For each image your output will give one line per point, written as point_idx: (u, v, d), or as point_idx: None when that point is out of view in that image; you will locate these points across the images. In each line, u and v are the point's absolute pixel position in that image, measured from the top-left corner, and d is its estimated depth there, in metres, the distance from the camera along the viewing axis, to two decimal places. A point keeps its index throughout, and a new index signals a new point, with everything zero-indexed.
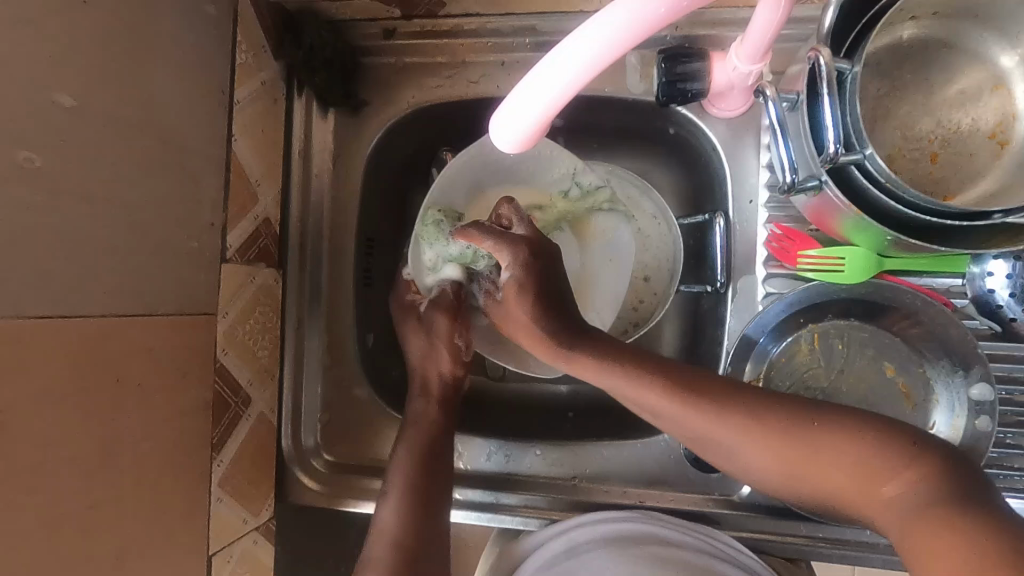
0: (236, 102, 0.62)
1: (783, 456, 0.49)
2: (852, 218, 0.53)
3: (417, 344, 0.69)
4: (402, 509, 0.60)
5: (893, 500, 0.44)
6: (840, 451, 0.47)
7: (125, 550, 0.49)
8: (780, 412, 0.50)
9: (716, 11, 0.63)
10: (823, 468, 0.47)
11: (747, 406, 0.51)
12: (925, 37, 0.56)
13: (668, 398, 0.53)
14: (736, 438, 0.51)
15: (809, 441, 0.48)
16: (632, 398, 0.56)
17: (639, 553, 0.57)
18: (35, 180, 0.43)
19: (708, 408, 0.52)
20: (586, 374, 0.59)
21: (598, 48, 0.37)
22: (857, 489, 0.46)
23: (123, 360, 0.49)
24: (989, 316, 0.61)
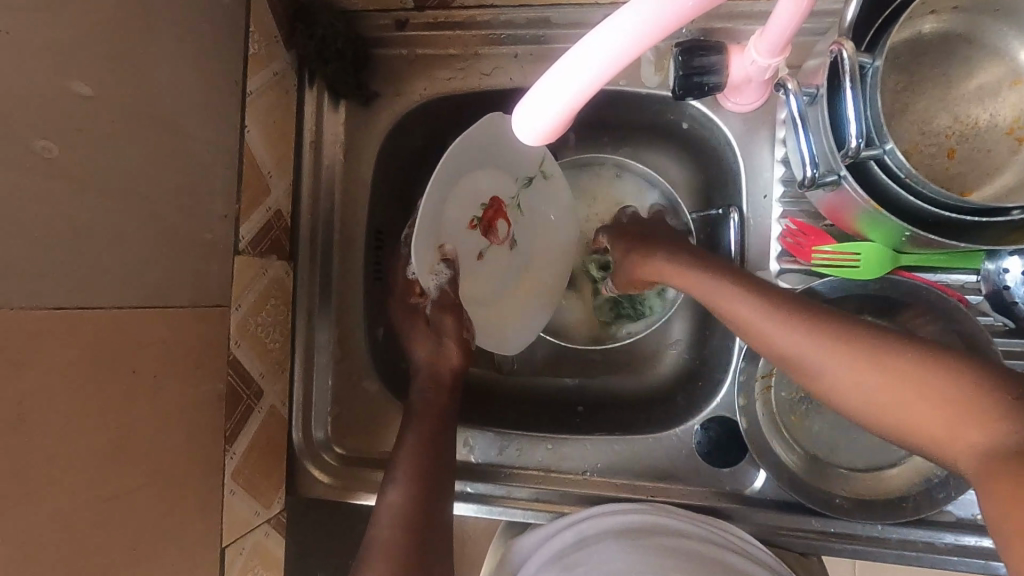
0: (249, 92, 0.61)
1: (871, 379, 0.46)
2: (869, 213, 0.53)
3: (425, 343, 0.67)
4: (405, 490, 0.59)
5: (976, 446, 0.40)
6: (932, 378, 0.43)
7: (142, 540, 0.49)
8: (874, 338, 0.47)
9: (734, 4, 0.62)
10: (901, 394, 0.44)
11: (850, 329, 0.48)
12: (943, 32, 0.56)
13: (765, 310, 0.53)
14: (817, 353, 0.49)
15: (898, 365, 0.44)
16: (728, 309, 0.56)
17: (646, 544, 0.56)
18: (52, 170, 0.42)
19: (803, 331, 0.50)
20: (693, 288, 0.60)
21: (624, 41, 0.36)
22: (938, 430, 0.42)
23: (138, 352, 0.48)
24: (1003, 311, 0.61)
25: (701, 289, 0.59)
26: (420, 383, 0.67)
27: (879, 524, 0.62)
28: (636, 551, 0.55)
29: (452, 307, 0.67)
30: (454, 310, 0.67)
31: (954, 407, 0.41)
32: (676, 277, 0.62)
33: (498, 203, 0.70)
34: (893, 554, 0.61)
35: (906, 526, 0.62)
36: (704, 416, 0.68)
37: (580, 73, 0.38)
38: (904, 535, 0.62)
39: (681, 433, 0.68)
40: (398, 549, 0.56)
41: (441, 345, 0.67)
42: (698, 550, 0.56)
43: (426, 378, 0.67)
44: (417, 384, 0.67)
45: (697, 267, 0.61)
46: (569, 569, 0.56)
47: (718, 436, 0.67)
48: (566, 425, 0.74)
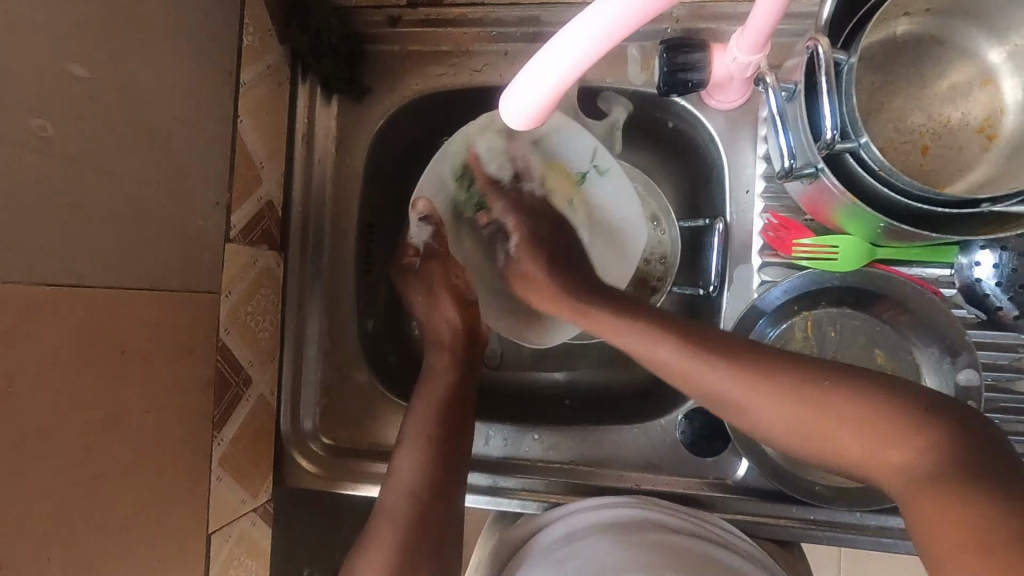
0: (242, 83, 0.62)
1: (792, 408, 0.50)
2: (847, 206, 0.55)
3: (419, 298, 0.73)
4: (421, 464, 0.62)
5: (900, 466, 0.45)
6: (858, 405, 0.47)
7: (128, 521, 0.49)
8: (793, 374, 0.51)
9: (716, 5, 0.64)
10: (829, 425, 0.48)
11: (763, 365, 0.52)
12: (915, 33, 0.58)
13: (690, 355, 0.55)
14: (738, 390, 0.52)
15: (827, 397, 0.49)
16: (644, 354, 0.59)
17: (638, 539, 0.56)
18: (45, 148, 0.43)
19: (730, 365, 0.53)
20: (606, 331, 0.62)
21: (589, 36, 0.39)
22: (868, 454, 0.47)
23: (128, 333, 0.49)
24: (976, 304, 0.62)
25: (638, 339, 0.59)
26: (439, 356, 0.70)
27: (858, 511, 0.63)
28: (626, 547, 0.55)
29: (437, 256, 0.74)
30: (442, 259, 0.74)
31: (892, 428, 0.45)
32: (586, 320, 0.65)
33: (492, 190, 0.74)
34: (870, 541, 0.63)
35: (884, 514, 0.63)
36: (688, 406, 0.69)
37: (550, 66, 0.41)
38: (884, 522, 0.63)
39: (665, 424, 0.69)
40: (405, 526, 0.58)
41: (438, 312, 0.72)
42: (688, 545, 0.57)
43: (435, 341, 0.72)
44: (433, 351, 0.71)
45: (592, 304, 0.64)
46: (560, 563, 0.56)
47: (701, 427, 0.68)
48: (552, 417, 0.74)
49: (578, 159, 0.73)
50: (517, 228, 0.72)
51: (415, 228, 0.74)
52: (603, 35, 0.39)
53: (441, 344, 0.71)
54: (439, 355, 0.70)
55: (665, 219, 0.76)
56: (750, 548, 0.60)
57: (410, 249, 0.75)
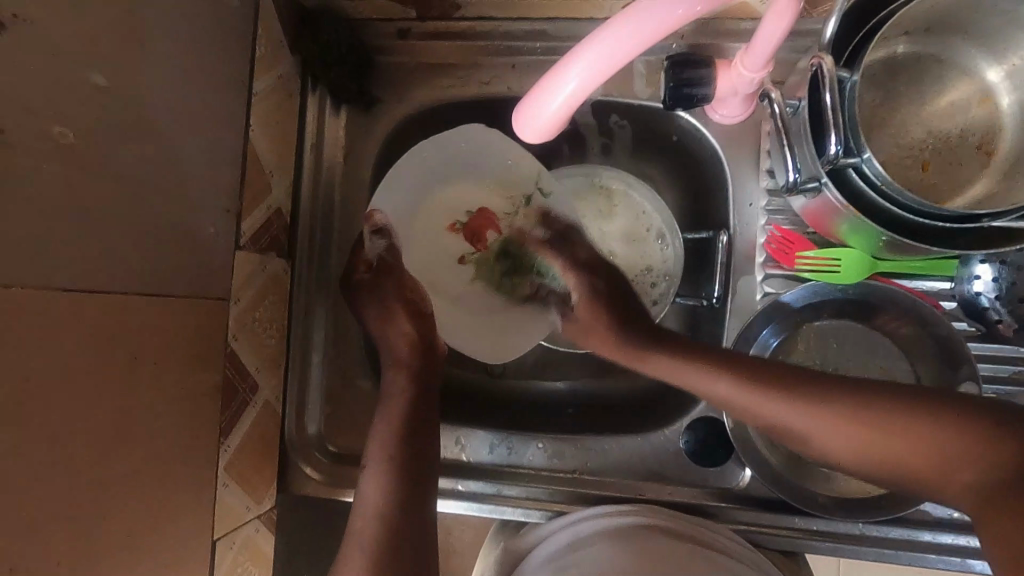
0: (254, 92, 0.63)
1: (852, 436, 0.54)
2: (849, 220, 0.56)
3: (372, 313, 0.70)
4: (382, 484, 0.61)
5: (966, 484, 0.50)
6: (933, 426, 0.51)
7: (135, 526, 0.49)
8: (848, 402, 0.55)
9: (721, 22, 0.66)
10: (895, 446, 0.52)
11: (815, 396, 0.56)
12: (916, 51, 0.60)
13: (738, 390, 0.59)
14: (804, 422, 0.56)
15: (915, 423, 0.52)
16: (699, 388, 0.62)
17: (641, 549, 0.57)
18: (63, 155, 0.43)
19: (795, 402, 0.57)
20: (652, 366, 0.67)
21: (597, 59, 0.40)
22: (934, 469, 0.51)
23: (139, 338, 0.49)
24: (975, 317, 0.63)
25: (696, 378, 0.62)
26: (394, 370, 0.68)
27: (860, 522, 0.63)
28: (627, 560, 0.56)
29: (391, 270, 0.71)
30: (395, 273, 0.72)
31: (969, 446, 0.49)
32: (598, 341, 0.71)
33: (485, 216, 0.75)
34: (873, 552, 0.63)
35: (886, 525, 0.64)
36: (691, 417, 0.70)
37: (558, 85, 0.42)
38: (885, 532, 0.63)
39: (668, 433, 0.70)
40: (373, 545, 0.58)
41: (393, 325, 0.70)
42: (686, 552, 0.58)
43: (392, 357, 0.69)
44: (389, 368, 0.68)
45: (649, 348, 0.67)
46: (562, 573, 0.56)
47: (704, 436, 0.69)
48: (556, 426, 0.75)
49: (524, 184, 0.74)
50: (567, 270, 0.73)
51: (369, 238, 0.70)
52: (611, 58, 0.40)
53: (395, 358, 0.69)
54: (395, 376, 0.68)
55: (670, 236, 0.75)
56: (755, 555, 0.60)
57: (362, 262, 0.71)
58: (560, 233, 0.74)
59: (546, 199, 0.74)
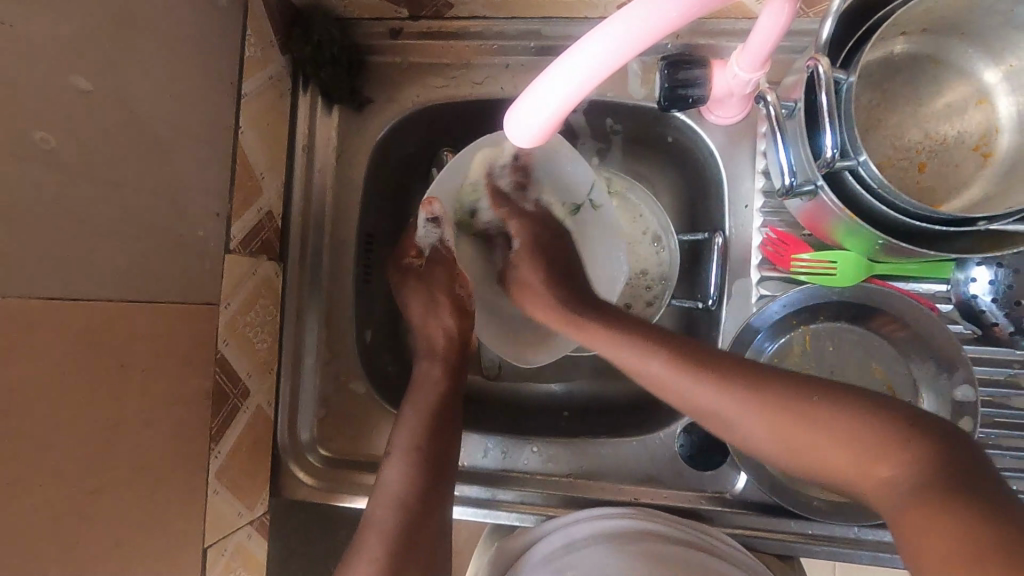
0: (244, 93, 0.62)
1: (777, 424, 0.49)
2: (845, 222, 0.55)
3: (417, 302, 0.71)
4: (409, 475, 0.60)
5: (890, 480, 0.43)
6: (848, 418, 0.46)
7: (124, 536, 0.49)
8: (784, 386, 0.50)
9: (716, 22, 0.65)
10: (807, 435, 0.47)
11: (741, 382, 0.52)
12: (913, 51, 0.59)
13: (666, 364, 0.55)
14: (716, 399, 0.52)
15: (813, 412, 0.47)
16: (632, 369, 0.58)
17: (638, 551, 0.57)
18: (47, 160, 0.43)
19: (706, 381, 0.53)
20: (598, 344, 0.61)
21: (602, 54, 0.39)
22: (854, 466, 0.45)
23: (127, 346, 0.48)
24: (971, 320, 0.63)
25: (630, 353, 0.58)
26: (432, 365, 0.68)
27: (855, 526, 0.63)
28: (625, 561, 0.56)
29: (446, 261, 0.73)
30: (446, 266, 0.73)
31: (866, 443, 0.44)
32: (542, 307, 0.67)
33: (509, 212, 0.74)
34: (868, 555, 0.63)
35: (881, 529, 0.63)
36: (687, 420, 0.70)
37: (551, 92, 0.42)
38: (880, 536, 0.63)
39: (663, 437, 0.69)
40: (389, 537, 0.57)
41: (437, 317, 0.71)
42: (680, 554, 0.58)
43: (427, 350, 0.70)
44: (423, 358, 0.69)
45: (583, 312, 0.64)
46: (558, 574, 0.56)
47: (700, 440, 0.69)
48: (551, 429, 0.74)
49: (582, 184, 0.73)
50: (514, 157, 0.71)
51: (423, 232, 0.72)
52: (617, 52, 0.39)
53: (432, 352, 0.69)
54: (432, 365, 0.68)
55: (666, 237, 0.76)
56: (749, 559, 0.60)
57: (413, 252, 0.73)
58: (534, 209, 0.74)
59: (578, 210, 0.75)
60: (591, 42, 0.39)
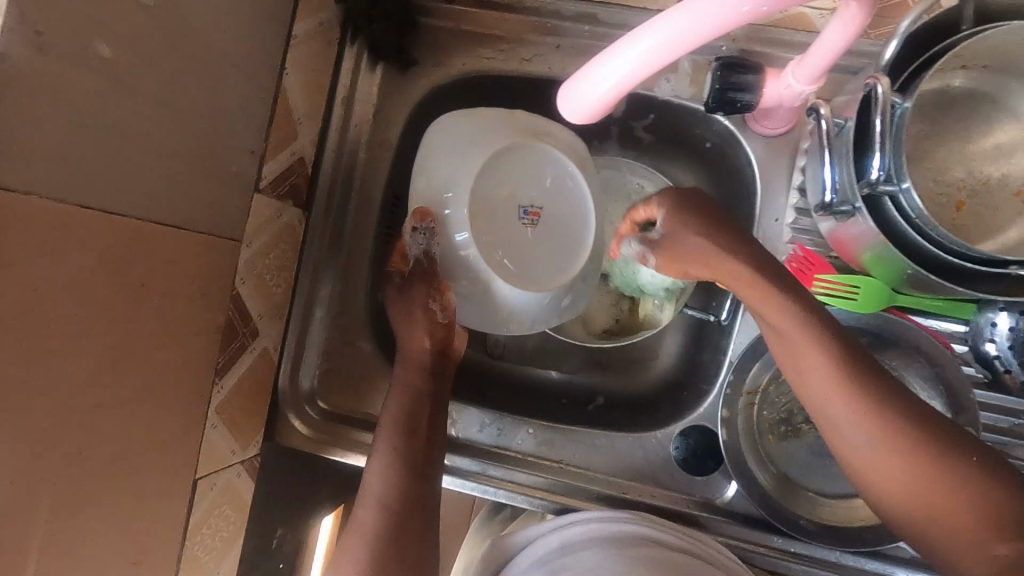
0: (294, 35, 0.62)
1: (900, 471, 0.48)
2: (878, 247, 0.55)
3: (398, 310, 0.67)
4: (386, 472, 0.60)
5: (1001, 556, 0.43)
6: (961, 488, 0.46)
7: (121, 453, 0.49)
8: (915, 439, 0.48)
9: (775, 31, 0.65)
10: (943, 499, 0.46)
11: (894, 421, 0.49)
12: (972, 87, 0.58)
13: (829, 372, 0.51)
14: (828, 394, 0.51)
15: (944, 470, 0.46)
16: (795, 373, 0.53)
17: (633, 554, 0.55)
18: (100, 69, 0.42)
19: (865, 410, 0.50)
20: (765, 308, 0.55)
21: (685, 29, 0.37)
22: (964, 534, 0.45)
23: (150, 267, 0.48)
24: (984, 364, 0.63)
25: (794, 353, 0.53)
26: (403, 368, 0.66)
27: (837, 550, 0.64)
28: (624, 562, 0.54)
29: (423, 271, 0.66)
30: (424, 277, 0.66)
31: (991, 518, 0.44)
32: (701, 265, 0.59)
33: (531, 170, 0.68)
34: None
35: (864, 557, 0.64)
36: (685, 423, 0.70)
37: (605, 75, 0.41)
38: (862, 564, 0.64)
39: (661, 437, 0.70)
40: (372, 537, 0.56)
41: (410, 329, 0.66)
42: (682, 561, 0.56)
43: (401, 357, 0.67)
44: (400, 365, 0.66)
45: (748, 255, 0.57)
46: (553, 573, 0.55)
47: (696, 445, 0.69)
48: (547, 413, 0.75)
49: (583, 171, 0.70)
50: (661, 206, 0.61)
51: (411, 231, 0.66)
52: (703, 28, 0.37)
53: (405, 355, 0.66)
54: (402, 373, 0.65)
55: None
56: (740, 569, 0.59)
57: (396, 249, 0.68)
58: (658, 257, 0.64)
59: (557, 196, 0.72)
60: (678, 13, 0.37)
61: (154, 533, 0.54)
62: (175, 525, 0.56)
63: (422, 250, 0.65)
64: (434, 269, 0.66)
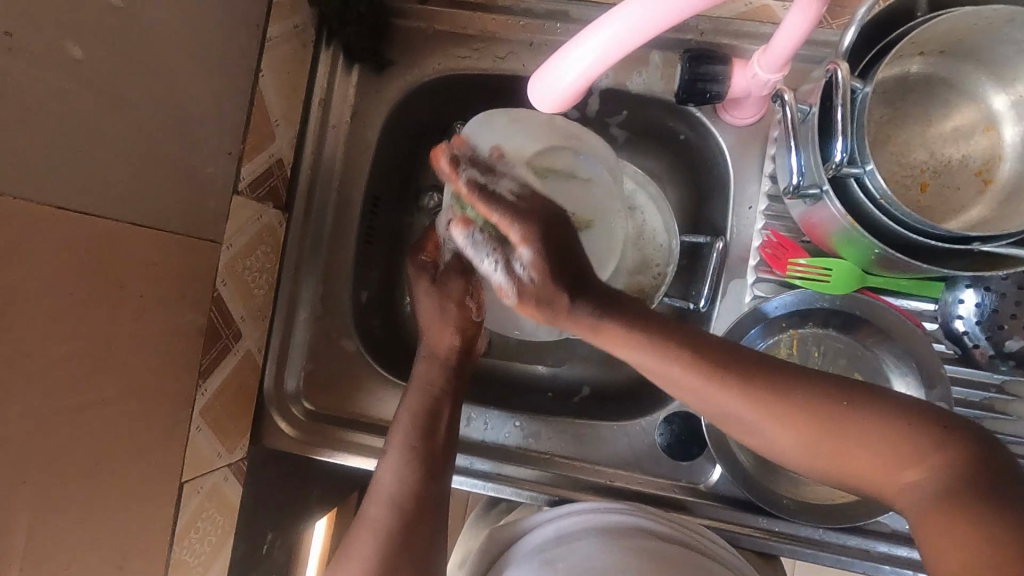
0: (267, 38, 0.63)
1: (800, 431, 0.47)
2: (845, 230, 0.56)
3: (428, 301, 0.69)
4: (401, 471, 0.61)
5: (912, 485, 0.43)
6: (867, 427, 0.45)
7: (104, 455, 0.49)
8: (813, 394, 0.47)
9: (740, 23, 0.66)
10: (844, 447, 0.45)
11: (775, 384, 0.48)
12: (929, 72, 0.60)
13: (684, 365, 0.49)
14: (697, 386, 0.49)
15: (839, 419, 0.46)
16: (656, 372, 0.51)
17: (628, 546, 0.55)
18: (72, 72, 0.43)
19: (749, 389, 0.48)
20: (620, 350, 0.52)
21: (636, 22, 0.39)
22: (880, 470, 0.44)
23: (128, 269, 0.49)
24: (953, 340, 0.65)
25: (640, 355, 0.51)
26: (425, 364, 0.67)
27: (820, 528, 0.65)
28: (619, 554, 0.54)
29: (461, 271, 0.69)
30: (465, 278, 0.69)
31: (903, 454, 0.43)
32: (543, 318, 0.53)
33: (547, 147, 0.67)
34: (832, 558, 0.65)
35: (846, 533, 0.65)
36: (668, 410, 0.71)
37: (568, 64, 0.43)
38: (844, 540, 0.65)
39: (645, 424, 0.71)
40: (383, 534, 0.58)
41: (439, 324, 0.68)
42: (673, 550, 0.57)
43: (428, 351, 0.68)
44: (423, 359, 0.67)
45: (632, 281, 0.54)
46: (550, 564, 0.55)
47: (680, 431, 0.70)
48: (534, 407, 0.75)
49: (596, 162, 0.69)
50: (527, 244, 0.49)
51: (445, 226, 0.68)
52: (654, 20, 0.39)
53: (433, 351, 0.68)
54: (422, 367, 0.67)
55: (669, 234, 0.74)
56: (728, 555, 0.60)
57: (429, 249, 0.71)
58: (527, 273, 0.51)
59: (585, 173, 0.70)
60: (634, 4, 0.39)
61: (139, 536, 0.54)
62: (160, 528, 0.56)
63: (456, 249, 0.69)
64: (470, 265, 0.69)
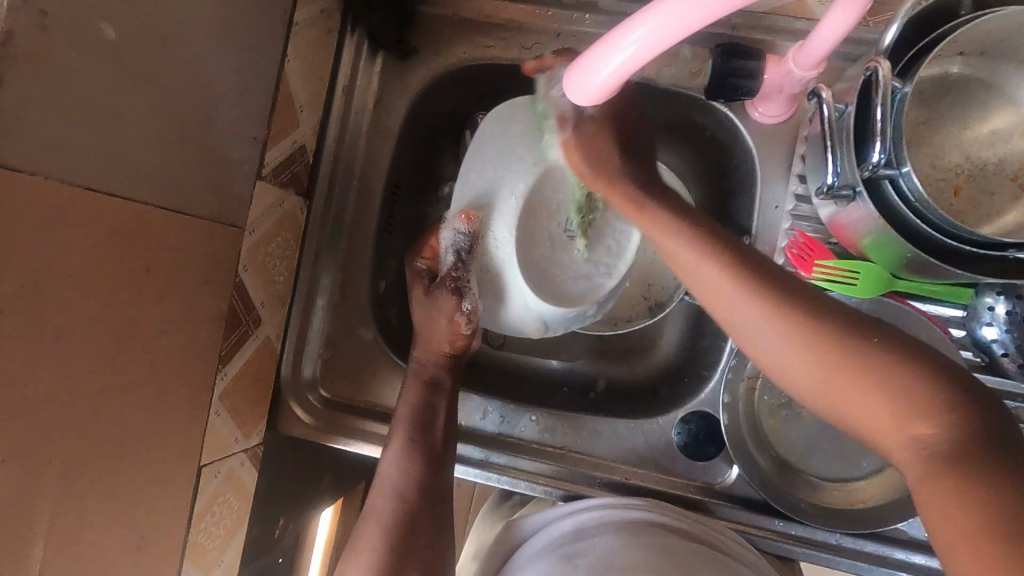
0: (294, 23, 0.62)
1: (818, 364, 0.47)
2: (876, 233, 0.55)
3: (423, 307, 0.68)
4: (403, 462, 0.61)
5: (919, 437, 0.42)
6: (876, 366, 0.45)
7: (126, 437, 0.49)
8: (832, 329, 0.47)
9: (773, 18, 0.65)
10: (854, 390, 0.45)
11: (799, 311, 0.49)
12: (968, 73, 0.59)
13: (722, 269, 0.52)
14: (720, 282, 0.52)
15: (855, 360, 0.45)
16: (688, 267, 0.55)
17: (647, 541, 0.55)
18: (104, 53, 0.42)
19: (766, 299, 0.50)
20: (650, 227, 0.57)
21: (669, 28, 0.38)
22: (885, 422, 0.44)
23: (154, 251, 0.48)
24: (981, 348, 0.64)
25: (662, 232, 0.56)
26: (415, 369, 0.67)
27: (837, 533, 0.65)
28: (637, 548, 0.54)
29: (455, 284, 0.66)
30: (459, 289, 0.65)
31: (909, 401, 0.43)
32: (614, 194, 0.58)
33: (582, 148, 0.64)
34: (847, 563, 0.64)
35: (862, 538, 0.65)
36: (686, 409, 0.71)
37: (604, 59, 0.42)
38: (860, 546, 0.65)
39: (663, 423, 0.70)
40: (388, 523, 0.58)
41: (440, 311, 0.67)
42: (690, 545, 0.56)
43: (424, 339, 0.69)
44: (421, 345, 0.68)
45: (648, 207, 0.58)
46: (570, 558, 0.54)
47: (697, 430, 0.69)
48: (549, 402, 0.75)
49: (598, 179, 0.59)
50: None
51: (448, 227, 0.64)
52: (682, 25, 0.38)
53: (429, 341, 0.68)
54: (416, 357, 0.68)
55: None
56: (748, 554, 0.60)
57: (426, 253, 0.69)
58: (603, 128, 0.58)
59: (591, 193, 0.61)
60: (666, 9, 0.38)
61: (158, 517, 0.54)
62: (178, 511, 0.56)
63: (457, 258, 0.64)
64: (463, 284, 0.65)
